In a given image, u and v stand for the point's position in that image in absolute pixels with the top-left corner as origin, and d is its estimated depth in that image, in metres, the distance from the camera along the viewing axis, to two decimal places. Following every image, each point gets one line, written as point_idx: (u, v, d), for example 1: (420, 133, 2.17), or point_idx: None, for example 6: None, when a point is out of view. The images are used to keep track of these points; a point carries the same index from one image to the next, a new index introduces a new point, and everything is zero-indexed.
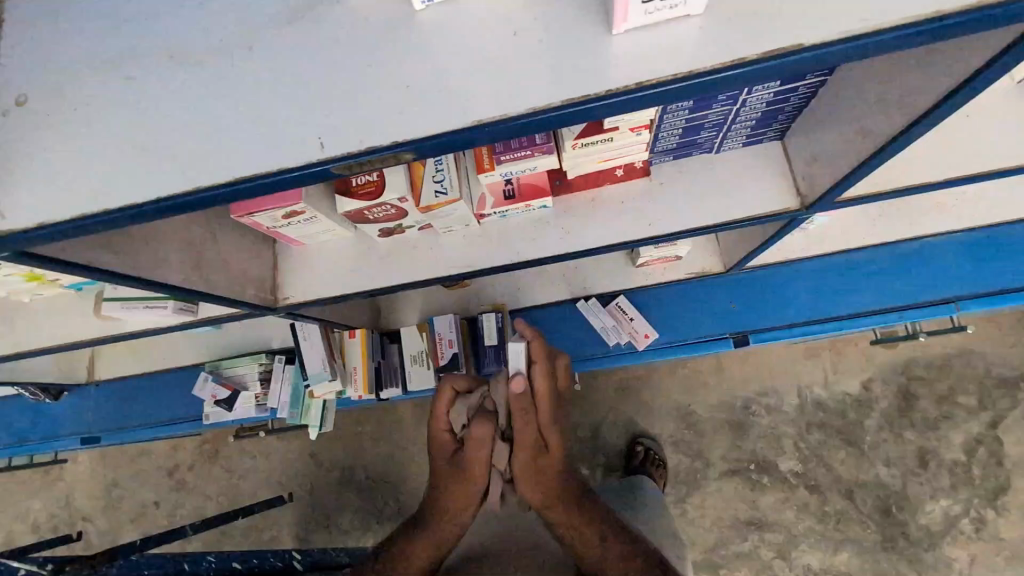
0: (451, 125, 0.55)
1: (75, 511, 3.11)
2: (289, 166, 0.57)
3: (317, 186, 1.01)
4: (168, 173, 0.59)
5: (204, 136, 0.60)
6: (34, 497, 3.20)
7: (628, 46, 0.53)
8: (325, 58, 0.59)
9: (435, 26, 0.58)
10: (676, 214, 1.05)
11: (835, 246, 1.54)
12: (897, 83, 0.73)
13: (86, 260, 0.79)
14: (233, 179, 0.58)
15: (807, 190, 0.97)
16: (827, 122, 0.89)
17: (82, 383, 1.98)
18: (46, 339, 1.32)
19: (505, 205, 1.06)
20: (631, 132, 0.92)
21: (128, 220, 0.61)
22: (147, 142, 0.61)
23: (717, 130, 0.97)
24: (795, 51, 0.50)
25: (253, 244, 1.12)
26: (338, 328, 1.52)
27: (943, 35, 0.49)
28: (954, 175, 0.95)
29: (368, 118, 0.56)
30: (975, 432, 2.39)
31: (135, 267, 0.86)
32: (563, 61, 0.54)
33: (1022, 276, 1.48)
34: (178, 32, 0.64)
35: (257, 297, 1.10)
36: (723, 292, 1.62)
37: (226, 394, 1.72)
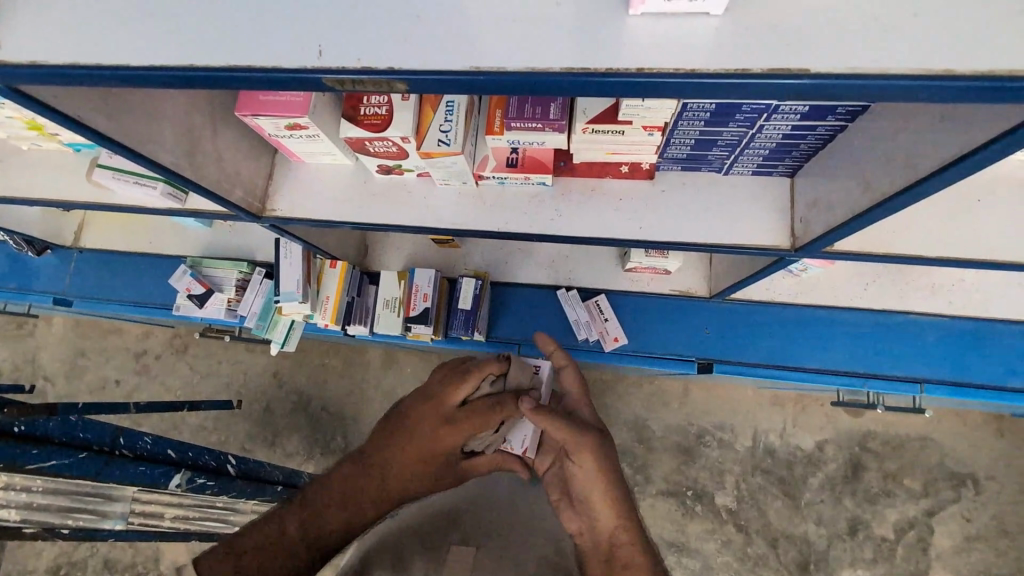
0: (449, 65, 0.54)
1: (37, 368, 3.16)
2: (281, 66, 0.57)
3: (325, 105, 1.00)
4: (172, 44, 0.59)
5: (213, 17, 0.59)
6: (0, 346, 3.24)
7: (640, 29, 0.52)
8: None
9: None
10: (669, 225, 1.05)
11: (821, 300, 1.54)
12: (908, 142, 0.72)
13: (77, 113, 0.79)
14: (228, 65, 0.58)
15: (800, 232, 0.97)
16: (835, 169, 0.88)
17: (65, 245, 1.99)
18: (34, 189, 1.33)
19: (505, 171, 1.06)
20: (644, 130, 0.92)
21: (123, 81, 0.61)
22: (158, 9, 0.60)
23: (728, 151, 0.96)
24: (800, 76, 0.49)
25: (253, 148, 1.13)
26: (321, 254, 1.53)
27: (951, 95, 0.48)
28: (943, 255, 0.95)
29: (371, 39, 0.56)
30: (910, 515, 2.43)
31: (127, 136, 0.87)
32: (577, 28, 0.53)
33: (990, 375, 1.50)
34: None
35: (244, 200, 1.11)
36: (702, 317, 1.63)
37: (200, 291, 1.73)
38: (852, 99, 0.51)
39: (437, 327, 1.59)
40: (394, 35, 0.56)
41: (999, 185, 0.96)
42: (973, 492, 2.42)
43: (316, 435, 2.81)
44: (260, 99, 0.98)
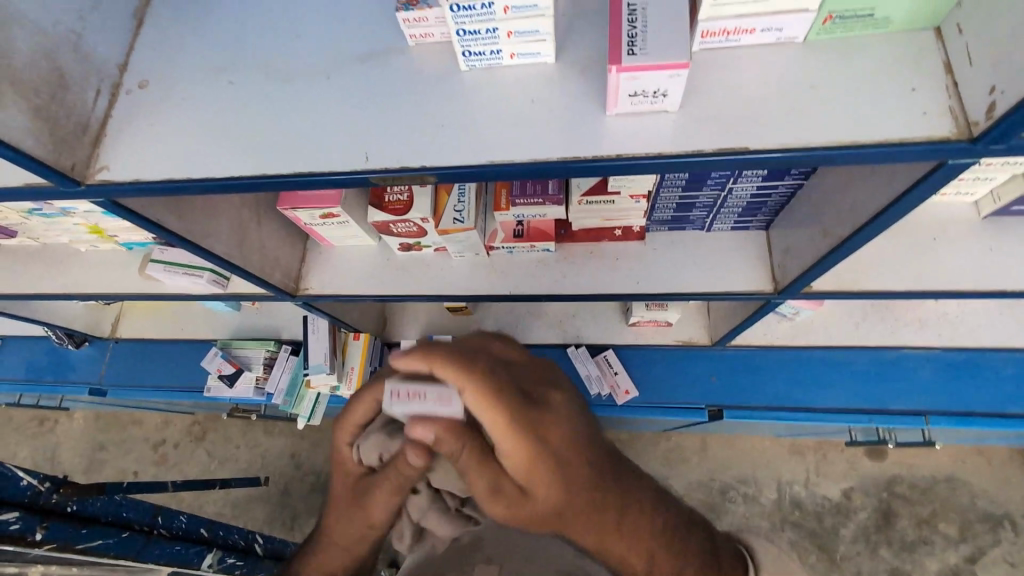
0: (467, 162, 0.69)
1: (57, 465, 3.19)
2: (335, 171, 0.72)
3: (355, 195, 1.17)
4: (247, 159, 0.75)
5: (277, 137, 0.76)
6: (22, 445, 3.28)
7: (616, 126, 0.67)
8: (385, 96, 0.75)
9: (471, 84, 0.73)
10: (660, 279, 1.18)
11: (817, 341, 1.62)
12: (853, 191, 0.84)
13: (156, 217, 0.93)
14: (291, 172, 0.73)
15: (780, 277, 1.09)
16: (801, 219, 1.01)
17: (102, 337, 2.13)
18: (92, 285, 1.48)
19: (513, 241, 1.20)
20: (631, 198, 1.06)
21: (210, 189, 0.76)
22: (236, 135, 0.77)
23: (707, 211, 1.10)
24: (743, 151, 0.62)
25: (289, 236, 1.29)
26: (345, 328, 1.64)
27: (858, 159, 0.60)
28: (914, 289, 1.05)
29: (405, 145, 0.72)
30: (952, 563, 2.35)
31: (191, 232, 1.01)
32: (564, 127, 0.68)
33: (994, 402, 1.55)
34: (274, 55, 0.81)
35: (281, 281, 1.26)
36: (707, 365, 1.71)
37: (231, 371, 1.84)
38: (786, 167, 0.64)
39: None
40: (422, 140, 0.71)
41: (951, 226, 1.09)
42: (1012, 534, 2.36)
43: None
44: (298, 195, 1.14)
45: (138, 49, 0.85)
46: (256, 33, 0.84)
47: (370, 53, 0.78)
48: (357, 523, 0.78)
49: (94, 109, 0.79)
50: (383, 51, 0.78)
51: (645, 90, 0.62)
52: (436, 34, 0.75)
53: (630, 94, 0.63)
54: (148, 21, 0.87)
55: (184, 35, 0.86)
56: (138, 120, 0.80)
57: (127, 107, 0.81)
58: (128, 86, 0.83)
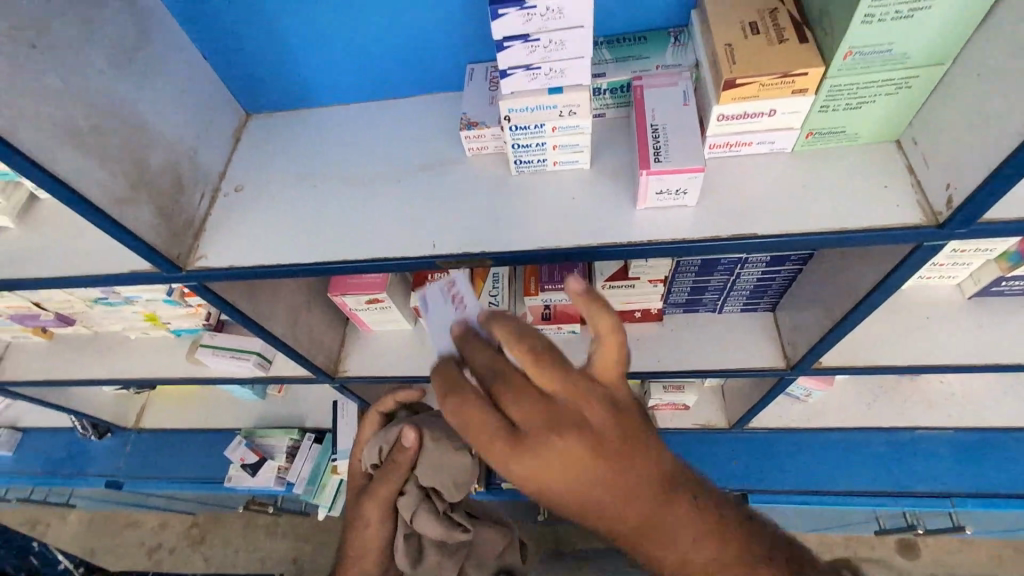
0: (520, 248, 0.82)
1: None
2: (406, 257, 0.85)
3: (397, 283, 1.30)
4: (328, 248, 0.88)
5: (355, 230, 0.90)
6: None
7: (644, 217, 0.81)
8: (446, 196, 0.90)
9: (520, 185, 0.88)
10: (679, 357, 1.27)
11: (832, 422, 1.63)
12: (847, 272, 0.96)
13: (233, 300, 1.05)
14: (368, 258, 0.86)
15: (791, 354, 1.18)
16: (804, 298, 1.12)
17: (125, 427, 2.16)
18: (137, 370, 1.56)
19: (541, 323, 1.31)
20: (649, 283, 1.18)
21: (294, 273, 0.89)
22: (319, 228, 0.91)
23: (718, 293, 1.22)
24: (753, 237, 0.75)
25: (332, 321, 1.40)
26: (372, 413, 1.69)
27: (849, 241, 0.73)
28: (916, 364, 1.13)
29: (465, 236, 0.85)
30: None
31: (257, 314, 1.13)
32: (602, 219, 0.82)
33: (1015, 483, 1.55)
34: (351, 165, 0.98)
35: (322, 362, 1.35)
36: (727, 448, 1.74)
37: (253, 460, 1.87)
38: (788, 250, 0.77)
39: (480, 476, 1.68)
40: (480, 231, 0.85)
41: (939, 306, 1.20)
42: None
43: None
44: (348, 282, 1.27)
45: (236, 161, 1.02)
46: (335, 147, 1.01)
47: (432, 163, 0.95)
48: (375, 512, 0.97)
49: (198, 209, 0.94)
50: (444, 160, 0.95)
51: (670, 189, 0.76)
52: (490, 147, 0.91)
53: (656, 192, 0.77)
54: (245, 139, 1.06)
55: (275, 149, 1.03)
56: (234, 217, 0.95)
57: (225, 206, 0.96)
58: (226, 190, 0.98)
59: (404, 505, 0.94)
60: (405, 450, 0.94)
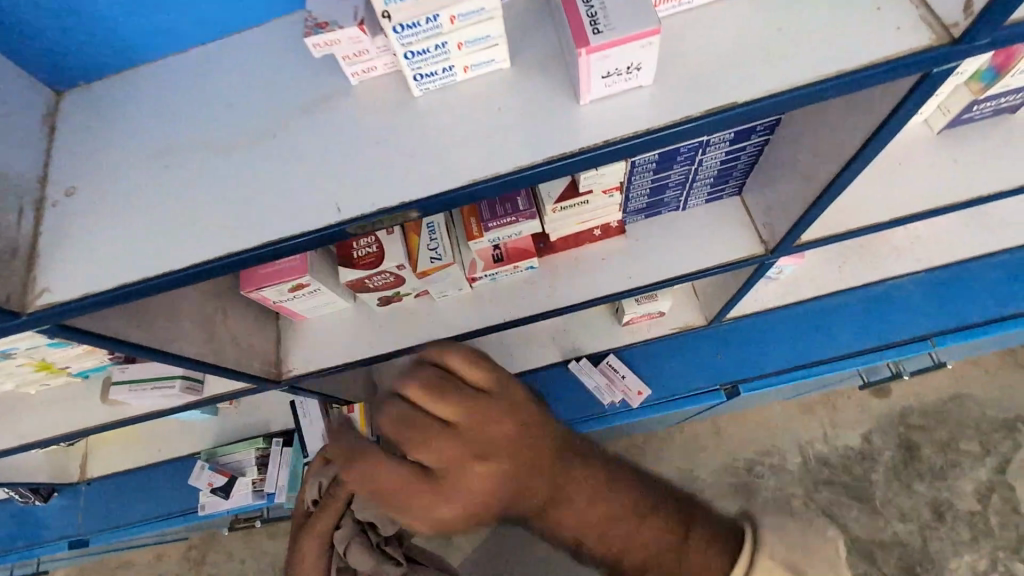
0: (450, 186, 0.65)
1: None
2: (308, 231, 0.67)
3: (320, 260, 1.10)
4: (213, 240, 0.69)
5: (241, 210, 0.70)
6: None
7: (593, 113, 0.64)
8: (342, 142, 0.71)
9: (430, 107, 0.70)
10: (651, 267, 1.16)
11: (807, 295, 1.60)
12: (827, 131, 0.84)
13: (116, 331, 0.85)
14: (261, 243, 0.67)
15: (769, 237, 1.08)
16: (777, 172, 1.01)
17: (71, 482, 1.93)
18: (49, 428, 1.33)
19: (494, 267, 1.15)
20: (605, 194, 1.04)
21: (177, 282, 0.69)
22: (192, 218, 0.71)
23: (680, 189, 1.09)
24: (731, 107, 0.60)
25: (259, 319, 1.20)
26: (337, 403, 1.54)
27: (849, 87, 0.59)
28: (900, 216, 1.05)
29: (377, 187, 0.67)
30: (984, 479, 2.38)
31: (157, 339, 0.92)
32: (542, 127, 0.65)
33: (986, 311, 1.57)
34: (209, 127, 0.76)
35: (261, 369, 1.17)
36: (709, 345, 1.69)
37: (223, 482, 1.72)
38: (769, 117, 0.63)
39: None
40: (394, 176, 0.67)
41: (907, 150, 1.12)
42: None
43: None
44: (260, 273, 1.06)
45: (57, 155, 0.77)
46: (183, 108, 0.78)
47: (312, 103, 0.74)
48: (312, 544, 1.24)
49: (21, 228, 0.71)
50: (327, 95, 0.74)
51: (619, 68, 0.60)
52: (380, 66, 0.71)
53: (602, 76, 0.60)
54: (62, 123, 0.80)
55: (105, 128, 0.79)
56: (74, 229, 0.72)
57: (57, 218, 0.73)
58: (54, 197, 0.75)
59: (337, 537, 1.20)
60: (337, 490, 1.23)
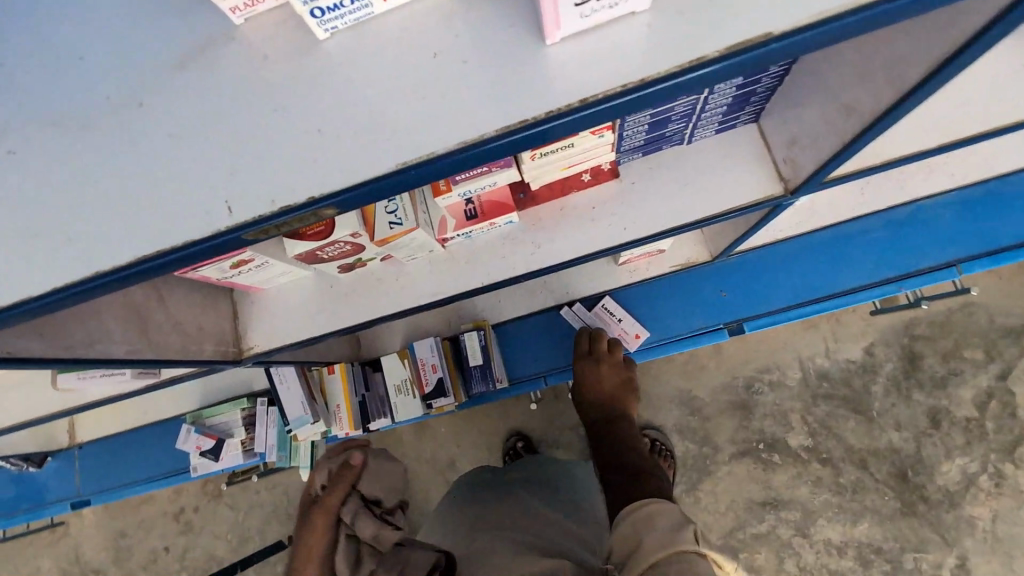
0: (373, 173, 0.50)
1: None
2: (196, 238, 0.53)
3: None
4: (85, 252, 0.54)
5: (114, 209, 0.55)
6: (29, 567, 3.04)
7: (567, 56, 0.49)
8: (230, 109, 0.54)
9: (342, 55, 0.53)
10: (650, 214, 0.98)
11: (825, 222, 1.44)
12: (884, 48, 0.65)
13: (8, 347, 0.69)
14: (142, 255, 0.54)
15: (790, 174, 0.91)
16: (808, 96, 0.81)
17: (63, 449, 1.91)
18: (6, 417, 1.23)
19: (467, 226, 0.99)
20: (593, 134, 0.85)
21: (49, 307, 0.55)
22: (51, 223, 0.55)
23: (685, 122, 0.90)
24: (766, 41, 0.46)
25: (206, 296, 1.06)
26: (315, 366, 1.44)
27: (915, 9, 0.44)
28: (949, 141, 0.87)
29: (277, 176, 0.52)
30: (985, 386, 2.36)
31: (70, 346, 0.78)
32: (497, 81, 0.50)
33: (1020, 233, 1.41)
34: (56, 93, 0.57)
35: (216, 352, 1.04)
36: (713, 281, 1.55)
37: (211, 444, 1.64)
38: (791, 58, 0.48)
39: (458, 392, 1.50)
40: (300, 158, 0.52)
41: None
42: None
43: None
44: None
45: None
46: (20, 64, 0.59)
47: (186, 56, 0.56)
48: (318, 522, 0.99)
49: None
50: (206, 42, 0.56)
51: None
52: None
53: (576, 6, 0.45)
54: None
55: None
56: None
57: None
58: None
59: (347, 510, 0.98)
60: (353, 468, 1.04)
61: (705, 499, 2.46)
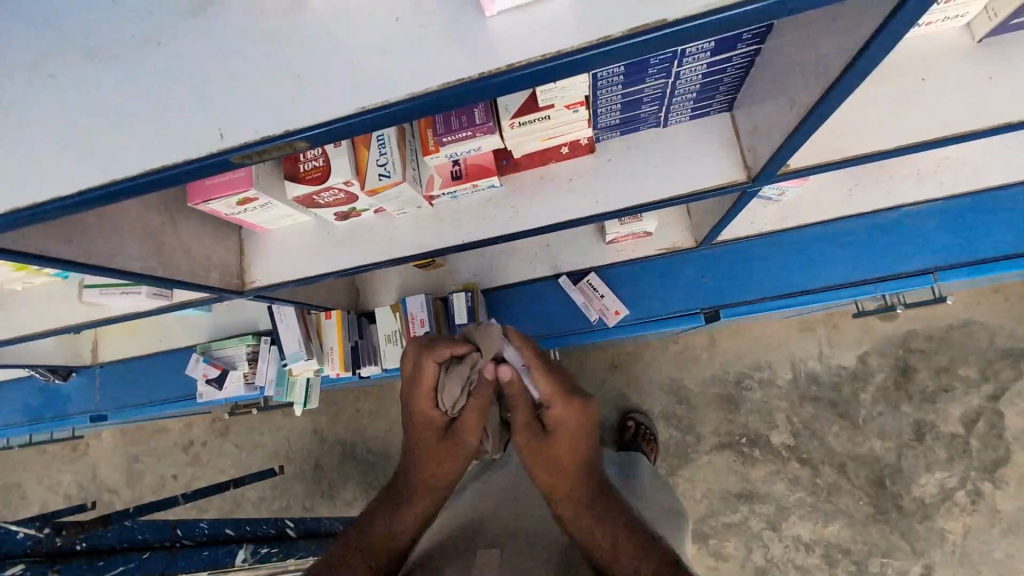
0: (334, 115, 0.60)
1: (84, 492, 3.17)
2: (189, 158, 0.63)
3: (267, 171, 1.04)
4: (103, 164, 0.65)
5: (128, 130, 0.65)
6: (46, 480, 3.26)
7: (501, 26, 0.58)
8: (230, 53, 0.64)
9: (323, 14, 0.63)
10: (621, 191, 1.05)
11: (810, 219, 1.48)
12: (821, 41, 0.71)
13: (42, 248, 0.84)
14: (146, 170, 0.64)
15: (752, 162, 0.96)
16: (767, 87, 0.88)
17: (87, 365, 2.09)
18: (37, 323, 1.39)
19: (452, 185, 1.09)
20: (568, 109, 0.93)
21: (73, 207, 0.66)
22: (79, 138, 0.66)
23: (657, 104, 0.97)
24: (659, 27, 0.55)
25: (216, 230, 1.17)
26: (314, 309, 1.56)
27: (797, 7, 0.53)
28: (906, 143, 0.92)
29: (260, 110, 0.62)
30: (975, 405, 2.35)
31: (90, 254, 0.91)
32: (443, 45, 0.59)
33: (1003, 247, 1.44)
34: (93, 31, 0.68)
35: (221, 281, 1.16)
36: (696, 266, 1.62)
37: (217, 374, 1.78)
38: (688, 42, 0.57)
39: None
40: (279, 96, 0.62)
41: (937, 61, 0.95)
42: None
43: (369, 478, 2.73)
44: (207, 185, 1.02)
45: None
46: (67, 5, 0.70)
47: (198, 5, 0.66)
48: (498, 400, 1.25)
49: None
50: None
51: None
52: None
53: None
54: None
55: None
56: None
57: None
58: None
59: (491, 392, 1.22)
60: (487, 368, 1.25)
61: (682, 485, 2.53)
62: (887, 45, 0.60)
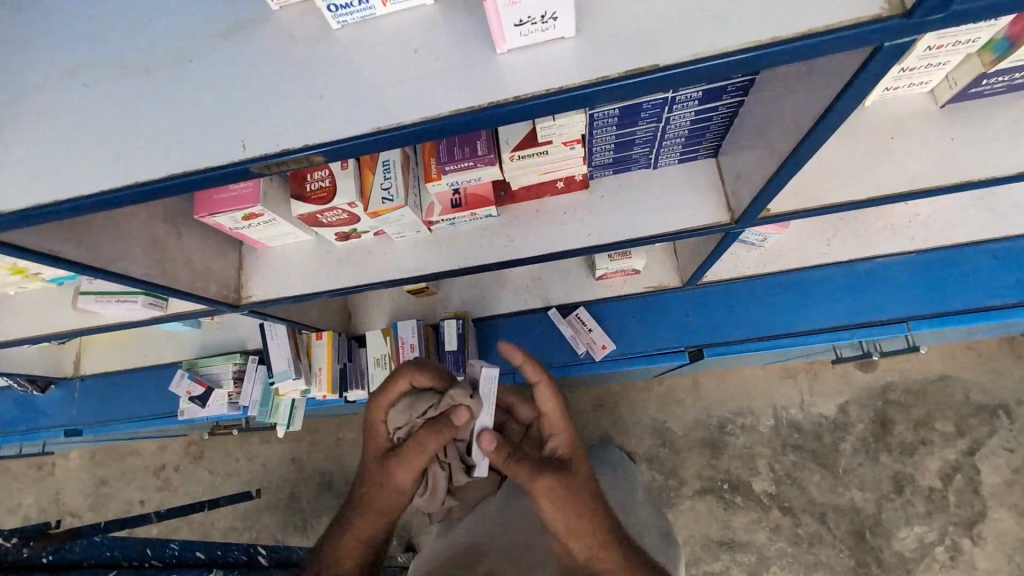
0: (352, 131, 0.65)
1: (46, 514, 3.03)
2: (211, 166, 0.67)
3: (275, 189, 1.08)
4: (126, 167, 0.69)
5: (153, 137, 0.69)
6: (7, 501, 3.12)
7: (509, 62, 0.64)
8: (258, 73, 0.70)
9: (347, 43, 0.69)
10: (612, 226, 1.11)
11: (790, 265, 1.55)
12: (797, 94, 0.79)
13: (51, 248, 0.87)
14: (168, 175, 0.67)
15: (735, 204, 1.03)
16: (749, 135, 0.95)
17: (67, 377, 2.06)
18: (26, 327, 1.38)
19: (452, 212, 1.14)
20: (564, 145, 0.99)
21: (93, 206, 0.70)
22: (106, 142, 0.70)
23: (648, 146, 1.04)
24: (653, 70, 0.61)
25: (218, 243, 1.20)
26: (305, 329, 1.57)
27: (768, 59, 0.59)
28: (874, 195, 0.99)
29: (283, 125, 0.67)
30: (952, 459, 2.38)
31: (96, 256, 0.94)
32: (456, 76, 0.65)
33: (970, 300, 1.51)
34: (129, 47, 0.74)
35: (219, 293, 1.18)
36: (683, 306, 1.66)
37: (200, 391, 1.77)
38: (678, 86, 0.63)
39: None
40: (301, 113, 0.67)
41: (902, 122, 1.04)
42: (1007, 422, 2.37)
43: None
44: (215, 199, 1.06)
45: None
46: (107, 24, 0.75)
47: (231, 29, 0.72)
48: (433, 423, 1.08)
49: None
50: (247, 20, 0.72)
51: (530, 16, 0.59)
52: None
53: (515, 25, 0.61)
54: None
55: (27, 40, 0.76)
56: None
57: None
58: None
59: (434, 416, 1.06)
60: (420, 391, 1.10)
61: None
62: (854, 99, 0.67)
